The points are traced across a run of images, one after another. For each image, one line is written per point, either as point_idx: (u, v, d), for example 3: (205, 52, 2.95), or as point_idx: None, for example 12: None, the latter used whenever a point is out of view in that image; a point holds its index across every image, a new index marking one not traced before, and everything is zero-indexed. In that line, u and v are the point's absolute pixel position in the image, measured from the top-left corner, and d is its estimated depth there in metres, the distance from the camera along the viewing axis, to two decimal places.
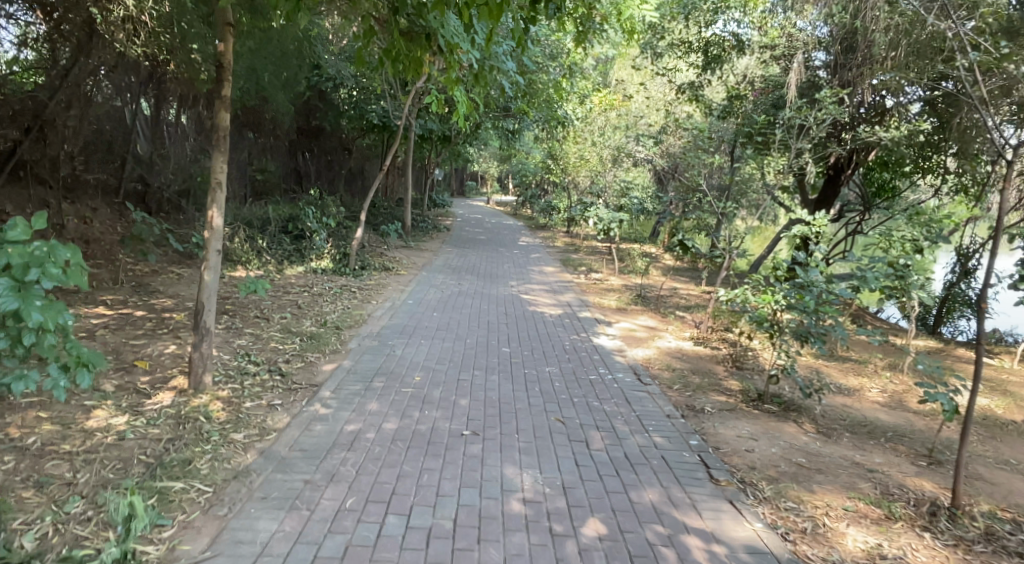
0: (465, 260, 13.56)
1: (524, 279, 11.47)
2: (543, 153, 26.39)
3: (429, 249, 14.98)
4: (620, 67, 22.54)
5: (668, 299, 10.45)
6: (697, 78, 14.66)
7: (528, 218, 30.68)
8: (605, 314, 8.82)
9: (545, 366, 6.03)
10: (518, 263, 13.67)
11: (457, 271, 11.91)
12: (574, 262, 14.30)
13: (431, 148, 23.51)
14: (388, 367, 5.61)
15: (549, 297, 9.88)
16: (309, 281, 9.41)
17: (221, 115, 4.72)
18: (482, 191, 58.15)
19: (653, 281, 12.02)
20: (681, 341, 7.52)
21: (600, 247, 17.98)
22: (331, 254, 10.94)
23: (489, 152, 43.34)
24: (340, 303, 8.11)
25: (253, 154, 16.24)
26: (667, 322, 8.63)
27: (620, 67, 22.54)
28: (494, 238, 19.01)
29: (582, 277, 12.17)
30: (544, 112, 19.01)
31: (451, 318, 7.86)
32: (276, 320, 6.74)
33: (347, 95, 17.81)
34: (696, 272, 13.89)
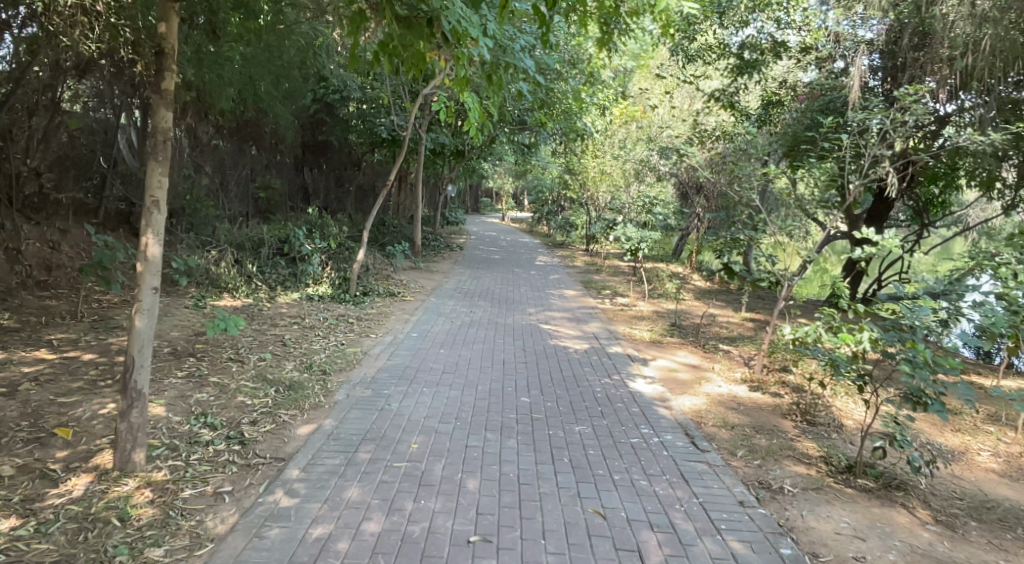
0: (478, 283, 12.49)
1: (544, 305, 10.37)
2: (560, 168, 25.41)
3: (441, 270, 13.95)
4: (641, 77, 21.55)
5: (706, 329, 9.28)
6: (730, 84, 13.56)
7: (546, 235, 29.64)
8: (638, 349, 7.66)
9: (575, 424, 4.87)
10: (536, 286, 12.58)
11: (469, 296, 10.83)
12: (598, 284, 13.16)
13: (443, 163, 22.59)
14: (377, 429, 4.48)
15: (572, 327, 8.74)
16: (304, 311, 8.38)
17: (159, 115, 3.66)
18: (497, 208, 57.36)
19: (687, 307, 10.84)
20: (733, 386, 6.35)
21: (623, 266, 16.89)
22: (330, 279, 9.92)
23: (505, 168, 42.56)
24: (334, 339, 7.06)
25: (256, 170, 15.37)
26: (711, 358, 7.46)
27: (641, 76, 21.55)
28: (510, 258, 17.95)
29: (608, 302, 11.04)
30: (563, 124, 18.02)
31: (459, 356, 6.73)
32: (251, 363, 5.66)
33: (355, 108, 16.93)
34: (732, 295, 12.74)
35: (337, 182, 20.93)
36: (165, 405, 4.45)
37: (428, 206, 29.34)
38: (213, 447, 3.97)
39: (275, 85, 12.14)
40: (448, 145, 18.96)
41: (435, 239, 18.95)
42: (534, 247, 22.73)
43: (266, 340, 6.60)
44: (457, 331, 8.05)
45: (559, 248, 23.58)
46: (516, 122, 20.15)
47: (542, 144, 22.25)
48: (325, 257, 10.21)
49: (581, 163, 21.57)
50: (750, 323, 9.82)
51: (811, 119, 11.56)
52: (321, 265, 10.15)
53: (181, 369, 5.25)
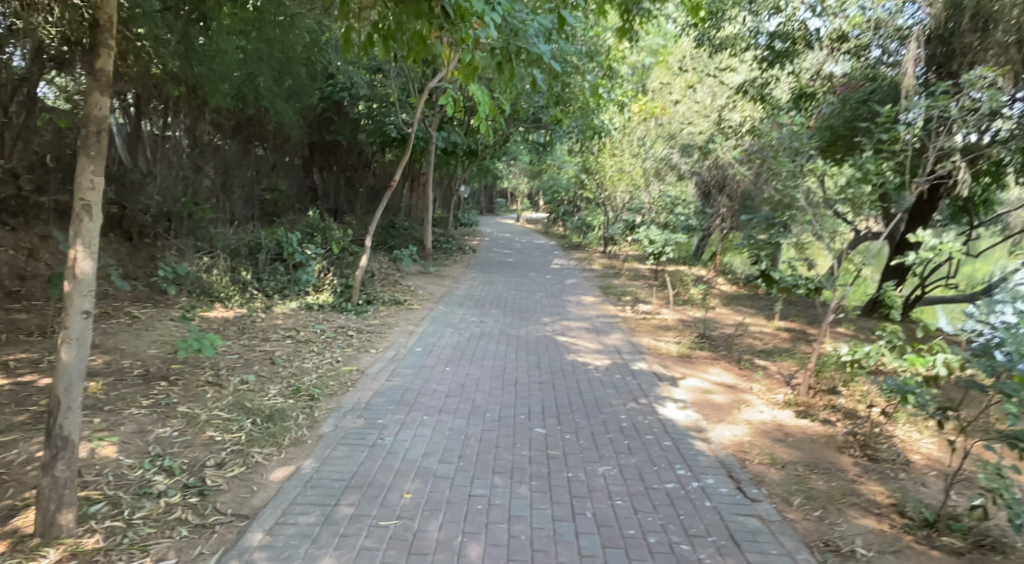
0: (489, 289, 11.82)
1: (560, 314, 9.66)
2: (576, 168, 24.70)
3: (452, 275, 13.30)
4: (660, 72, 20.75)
5: (737, 340, 8.50)
6: (757, 76, 12.75)
7: (562, 236, 28.91)
8: (665, 365, 6.91)
9: (599, 463, 4.17)
10: (552, 291, 11.88)
11: (480, 303, 10.15)
12: (617, 290, 12.42)
13: (456, 163, 21.96)
14: (365, 472, 3.81)
15: (591, 340, 8.02)
16: (301, 322, 7.76)
17: (94, 100, 3.01)
18: (512, 208, 56.72)
19: (714, 315, 10.06)
20: (776, 412, 5.60)
21: (643, 270, 16.13)
22: (332, 286, 9.29)
23: (520, 168, 41.88)
24: (329, 356, 6.41)
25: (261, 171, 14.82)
26: (748, 377, 6.69)
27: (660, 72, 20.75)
28: (524, 260, 17.27)
29: (629, 310, 10.30)
30: (579, 121, 17.33)
31: (466, 375, 6.03)
32: (229, 389, 5.00)
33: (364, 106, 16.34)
34: (761, 301, 11.94)
35: (346, 183, 20.36)
36: (118, 445, 3.81)
37: (440, 206, 28.71)
38: (165, 501, 3.33)
39: (278, 82, 11.57)
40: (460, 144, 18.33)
41: (447, 242, 18.34)
42: (550, 249, 22.04)
43: (252, 358, 5.96)
44: (465, 344, 7.34)
45: (575, 250, 22.86)
46: (531, 119, 19.48)
47: (558, 143, 21.55)
48: (327, 263, 9.59)
49: (597, 162, 20.83)
50: (784, 334, 9.04)
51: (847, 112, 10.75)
52: (323, 271, 9.54)
53: (147, 396, 4.61)
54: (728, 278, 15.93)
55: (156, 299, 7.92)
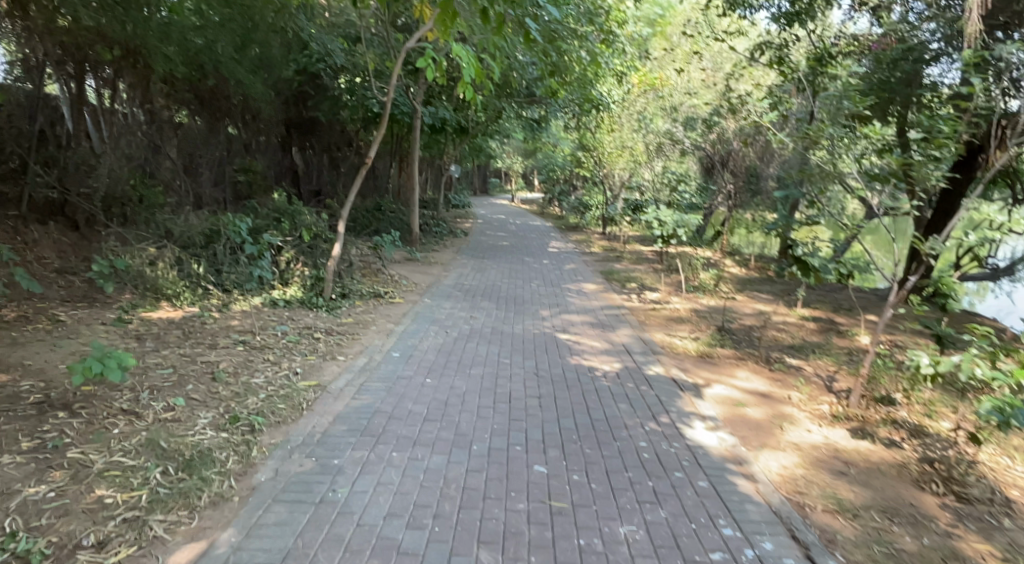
0: (481, 277, 10.78)
1: (559, 306, 8.65)
2: (571, 144, 23.58)
3: (440, 262, 12.26)
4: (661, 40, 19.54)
5: (760, 335, 7.49)
6: (772, 37, 11.65)
7: (557, 217, 27.86)
8: (684, 370, 5.87)
9: (620, 521, 3.18)
10: (549, 278, 10.88)
11: (470, 294, 9.12)
12: (620, 275, 11.39)
13: (446, 141, 20.79)
14: (302, 551, 2.81)
15: (595, 338, 6.99)
16: (261, 323, 6.72)
17: None
18: (505, 188, 55.48)
19: (730, 305, 9.05)
20: (828, 430, 4.59)
21: (645, 252, 15.15)
22: (302, 278, 8.22)
23: (514, 145, 40.62)
24: (285, 367, 5.35)
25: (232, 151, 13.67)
26: (783, 383, 5.68)
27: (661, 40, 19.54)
28: (518, 244, 16.25)
29: (636, 299, 9.28)
30: (575, 92, 16.22)
31: (449, 389, 4.98)
32: (144, 421, 3.94)
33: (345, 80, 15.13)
34: (776, 286, 10.97)
35: (329, 164, 19.18)
36: None
37: (430, 187, 27.50)
38: None
39: (241, 53, 10.40)
40: (449, 120, 17.17)
41: (436, 225, 17.26)
42: (546, 231, 21.00)
43: (187, 374, 4.90)
44: (450, 347, 6.28)
45: (572, 232, 21.86)
46: (524, 93, 18.31)
47: (553, 118, 20.42)
48: (297, 252, 8.52)
49: (594, 138, 19.72)
50: (811, 325, 8.05)
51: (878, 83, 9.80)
52: (292, 262, 8.46)
53: (30, 436, 3.56)
54: (737, 259, 14.92)
55: (93, 298, 6.84)
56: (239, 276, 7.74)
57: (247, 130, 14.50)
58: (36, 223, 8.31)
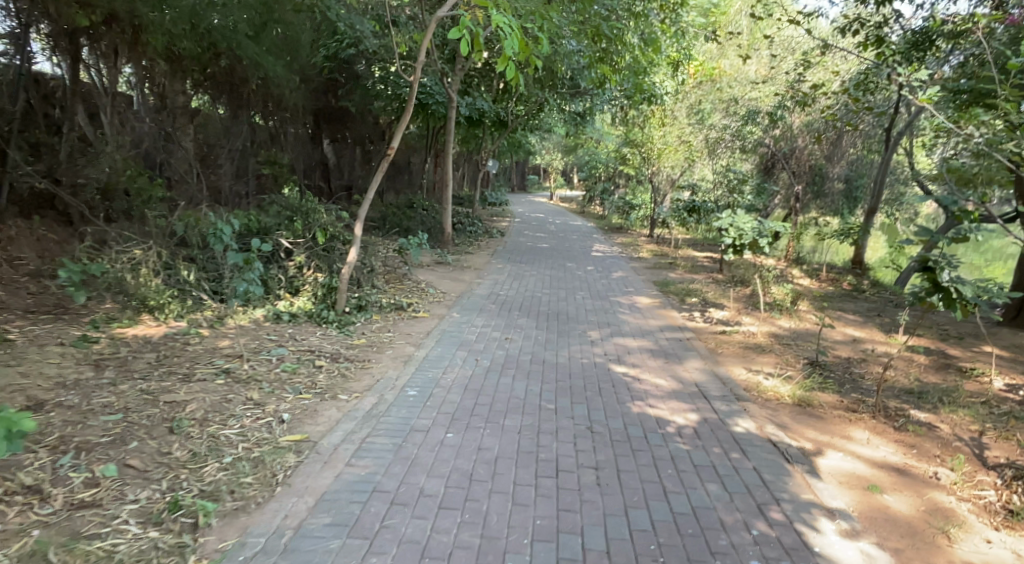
0: (519, 286, 9.55)
1: (612, 326, 7.35)
2: (617, 140, 22.26)
3: (474, 267, 11.07)
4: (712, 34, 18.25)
5: (863, 374, 6.06)
6: (859, 17, 10.24)
7: (599, 217, 26.51)
8: (783, 427, 4.53)
9: None
10: (596, 289, 9.61)
11: (506, 309, 7.88)
12: (676, 287, 10.04)
13: (484, 135, 19.65)
14: None
15: (658, 373, 5.66)
16: (255, 344, 5.58)
17: None
18: (545, 186, 54.21)
19: (814, 330, 7.61)
20: (1013, 543, 3.23)
21: (700, 259, 13.77)
22: (314, 288, 7.10)
23: (554, 141, 39.39)
24: (269, 411, 4.18)
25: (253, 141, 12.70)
26: (919, 451, 4.30)
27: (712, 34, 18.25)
28: (560, 247, 15.01)
29: (700, 320, 7.94)
30: (627, 79, 14.98)
31: (476, 453, 3.77)
32: (45, 510, 2.85)
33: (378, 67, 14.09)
34: (860, 305, 9.50)
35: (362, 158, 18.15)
36: None
37: (467, 184, 26.41)
38: None
39: (259, 32, 9.38)
40: (487, 111, 16.00)
41: (472, 225, 16.10)
42: (588, 232, 19.65)
43: (136, 423, 3.78)
44: (480, 384, 5.04)
45: (617, 233, 20.51)
46: (569, 83, 17.08)
47: (599, 111, 19.14)
48: (309, 256, 7.39)
49: (643, 132, 18.39)
50: (922, 360, 6.58)
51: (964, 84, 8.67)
52: (302, 268, 7.34)
53: None
54: (804, 269, 13.39)
55: (63, 309, 5.83)
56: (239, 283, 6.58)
57: (272, 120, 13.53)
58: (17, 217, 7.41)
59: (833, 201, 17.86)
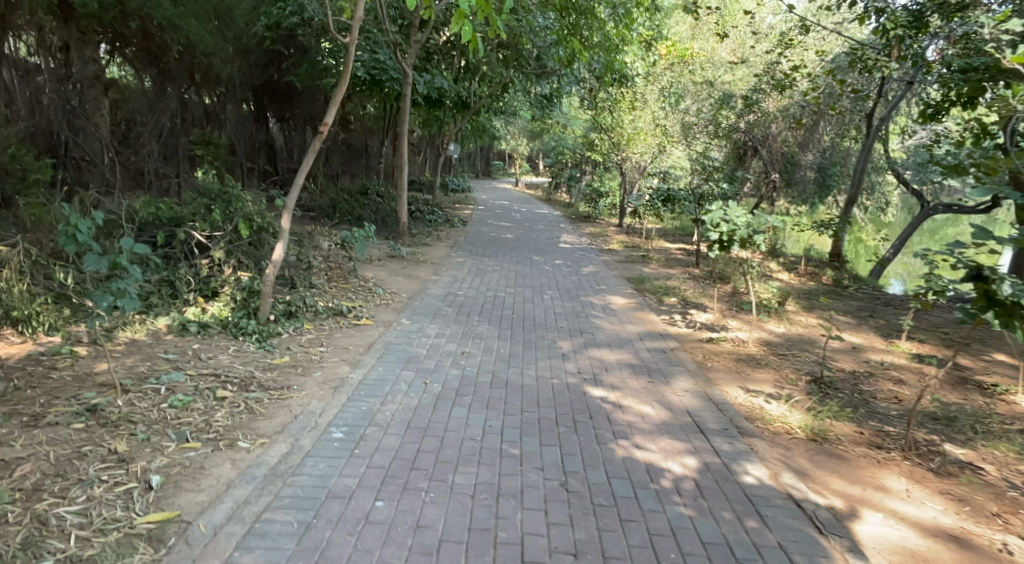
0: (479, 284, 8.54)
1: (585, 333, 6.40)
2: (584, 125, 21.36)
3: (431, 261, 10.02)
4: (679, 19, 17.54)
5: (877, 394, 5.22)
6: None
7: (566, 204, 25.61)
8: (803, 475, 3.64)
9: None
10: (565, 287, 8.69)
11: (464, 312, 6.87)
12: (653, 284, 9.17)
13: (445, 118, 18.51)
14: None
15: (643, 398, 4.71)
16: (142, 369, 4.45)
17: None
18: (510, 172, 53.16)
19: (811, 337, 6.79)
20: None
21: (673, 251, 12.98)
22: (233, 291, 5.96)
23: (519, 126, 38.35)
24: (134, 474, 3.11)
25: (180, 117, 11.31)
26: (972, 507, 3.46)
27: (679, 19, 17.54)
28: (525, 237, 14.03)
29: (684, 324, 7.06)
30: (598, 57, 14.07)
31: (413, 536, 2.81)
32: None
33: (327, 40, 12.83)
34: (849, 305, 8.80)
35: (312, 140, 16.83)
36: None
37: (428, 169, 25.19)
38: None
39: None
40: (448, 90, 14.88)
41: (431, 214, 15.02)
42: (556, 221, 18.73)
43: None
44: (425, 421, 4.00)
45: (585, 222, 19.64)
46: (534, 62, 16.11)
47: (567, 93, 18.22)
48: (229, 253, 6.26)
49: (613, 116, 17.53)
50: (935, 373, 5.80)
51: (947, 82, 8.86)
52: (219, 266, 6.22)
53: None
54: (782, 262, 12.70)
55: None
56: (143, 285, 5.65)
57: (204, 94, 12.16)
58: None
59: (807, 191, 17.33)
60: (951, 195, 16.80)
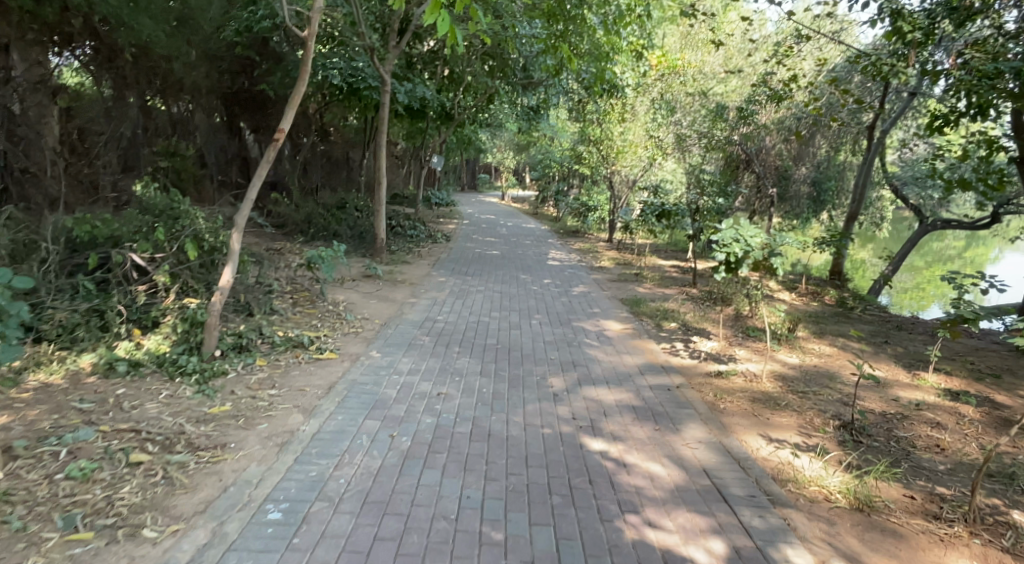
0: (461, 308, 7.81)
1: (579, 367, 5.67)
2: (572, 137, 20.79)
3: (409, 281, 9.28)
4: (670, 29, 17.07)
5: (916, 441, 4.53)
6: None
7: (554, 218, 24.97)
8: None
9: None
10: (554, 311, 7.97)
11: (443, 343, 6.12)
12: (649, 307, 8.48)
13: (428, 129, 17.86)
14: None
15: (651, 452, 3.99)
16: (46, 424, 3.69)
17: None
18: (497, 186, 52.59)
19: (829, 370, 6.10)
20: None
21: (666, 269, 12.33)
22: (174, 321, 5.17)
23: (506, 139, 37.82)
24: None
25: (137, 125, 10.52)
26: None
27: (669, 29, 17.07)
28: (511, 254, 13.31)
29: (687, 354, 6.36)
30: (589, 65, 13.51)
31: None
32: None
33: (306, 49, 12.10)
34: (861, 331, 8.13)
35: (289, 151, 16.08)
36: None
37: (413, 183, 24.51)
38: None
39: None
40: (430, 99, 14.20)
41: (412, 229, 14.31)
42: (543, 236, 18.08)
43: None
44: (387, 493, 3.23)
45: (573, 237, 18.99)
46: (521, 72, 15.57)
47: (554, 105, 17.69)
48: (171, 277, 5.50)
49: (602, 129, 17.01)
50: (973, 413, 5.12)
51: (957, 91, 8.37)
52: (163, 292, 5.49)
53: None
54: (781, 281, 12.09)
55: None
56: (66, 316, 4.93)
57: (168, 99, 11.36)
58: None
59: (801, 206, 16.84)
60: (949, 209, 16.32)
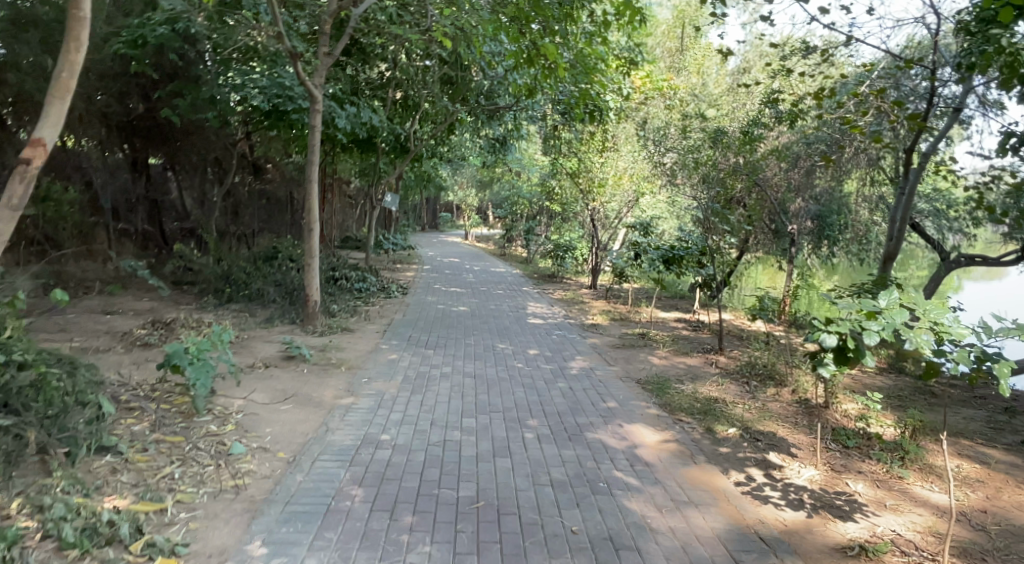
0: (418, 412, 5.30)
1: (627, 551, 3.22)
2: (542, 171, 18.65)
3: (346, 362, 6.75)
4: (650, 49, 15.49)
5: None
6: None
7: (523, 260, 22.61)
8: None
9: None
10: (553, 409, 5.53)
11: (385, 503, 3.60)
12: (681, 395, 6.09)
13: (380, 164, 15.47)
14: None
15: None
16: None
17: None
18: (458, 226, 50.24)
19: (1018, 524, 3.75)
20: None
21: (673, 326, 10.03)
22: None
23: (467, 176, 35.64)
24: None
25: None
26: None
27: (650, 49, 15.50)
28: (482, 311, 10.84)
29: (784, 499, 3.94)
30: (571, 83, 11.45)
31: None
32: None
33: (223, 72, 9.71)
34: (974, 422, 5.87)
35: None
36: None
37: (366, 224, 21.94)
38: None
39: None
40: (380, 125, 11.82)
41: (360, 281, 11.79)
42: (516, 282, 15.70)
43: None
44: None
45: (549, 283, 16.64)
46: (485, 98, 13.42)
47: (524, 134, 15.53)
48: None
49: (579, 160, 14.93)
50: None
51: None
52: None
53: None
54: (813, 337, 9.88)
55: None
56: None
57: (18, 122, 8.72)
58: None
59: (806, 242, 14.88)
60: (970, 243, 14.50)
